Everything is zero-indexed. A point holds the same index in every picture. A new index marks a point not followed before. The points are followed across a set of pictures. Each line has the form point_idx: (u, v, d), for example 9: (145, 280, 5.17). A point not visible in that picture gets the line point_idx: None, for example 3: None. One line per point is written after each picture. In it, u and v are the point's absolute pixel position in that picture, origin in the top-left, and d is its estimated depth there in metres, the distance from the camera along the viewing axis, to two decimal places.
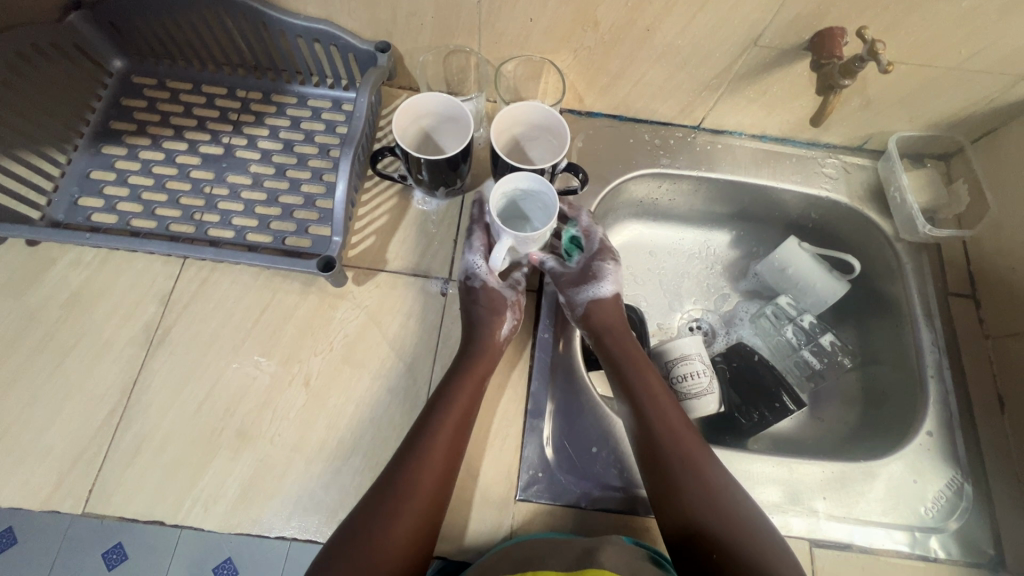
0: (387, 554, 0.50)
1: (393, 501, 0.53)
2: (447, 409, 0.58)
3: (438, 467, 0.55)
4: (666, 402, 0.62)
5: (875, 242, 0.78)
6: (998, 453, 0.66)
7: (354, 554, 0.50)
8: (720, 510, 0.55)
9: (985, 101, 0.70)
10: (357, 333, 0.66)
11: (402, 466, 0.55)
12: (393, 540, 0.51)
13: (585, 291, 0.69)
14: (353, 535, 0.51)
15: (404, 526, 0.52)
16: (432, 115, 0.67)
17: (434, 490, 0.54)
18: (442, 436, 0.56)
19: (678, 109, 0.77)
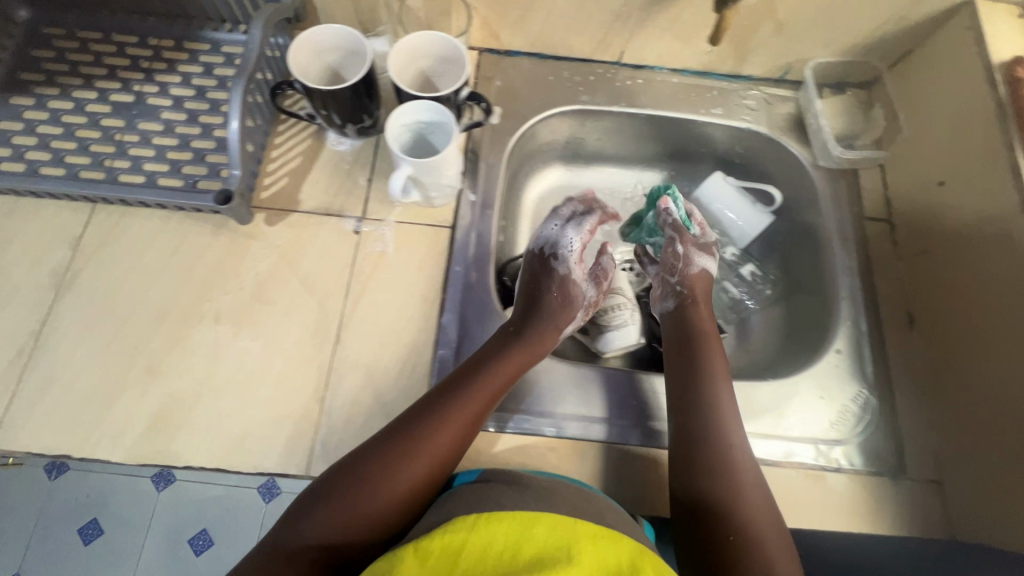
0: (388, 491, 0.50)
1: (412, 442, 0.53)
2: (491, 369, 0.59)
3: (466, 423, 0.55)
4: (725, 388, 0.61)
5: (796, 172, 0.78)
6: (905, 368, 0.67)
7: (365, 482, 0.50)
8: (739, 498, 0.54)
9: (896, 21, 0.69)
10: (268, 271, 0.66)
11: (436, 410, 0.55)
12: (399, 480, 0.51)
13: (699, 259, 0.72)
14: (365, 468, 0.51)
15: (412, 471, 0.52)
16: (331, 48, 0.66)
17: (452, 448, 0.54)
18: (480, 396, 0.57)
19: (595, 43, 0.77)
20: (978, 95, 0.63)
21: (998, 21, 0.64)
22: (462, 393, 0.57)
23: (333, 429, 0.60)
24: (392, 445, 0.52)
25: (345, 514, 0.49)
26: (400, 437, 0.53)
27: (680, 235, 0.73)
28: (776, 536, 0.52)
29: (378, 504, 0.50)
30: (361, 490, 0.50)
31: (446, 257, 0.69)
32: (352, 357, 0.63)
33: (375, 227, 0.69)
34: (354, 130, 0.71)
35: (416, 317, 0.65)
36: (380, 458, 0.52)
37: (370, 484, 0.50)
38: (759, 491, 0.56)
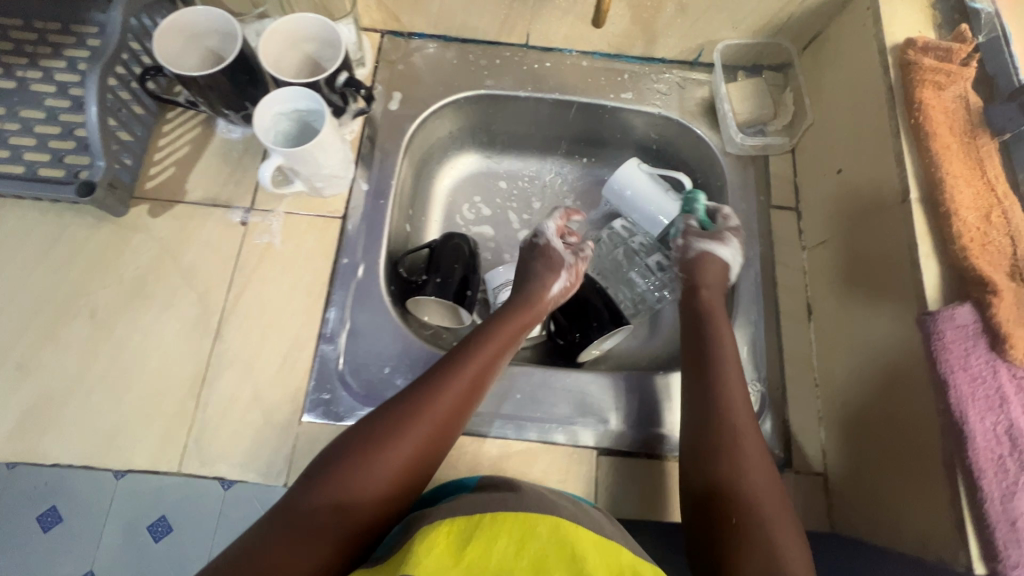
0: (382, 471, 0.48)
1: (404, 424, 0.50)
2: (482, 356, 0.58)
3: (460, 407, 0.54)
4: (735, 382, 0.58)
5: (707, 159, 0.76)
6: (799, 360, 0.66)
7: (369, 441, 0.49)
8: (753, 497, 0.51)
9: (801, 1, 0.67)
10: (149, 265, 0.65)
11: (429, 393, 0.53)
12: (393, 462, 0.49)
13: (703, 245, 0.68)
14: (358, 450, 0.49)
15: (405, 452, 0.50)
16: (206, 31, 0.63)
17: (447, 433, 0.53)
18: (474, 381, 0.56)
19: (497, 24, 0.74)
20: (874, 78, 0.61)
21: (897, 1, 0.61)
22: (455, 376, 0.55)
23: (208, 425, 0.59)
24: (386, 425, 0.51)
25: (350, 465, 0.48)
26: (394, 417, 0.51)
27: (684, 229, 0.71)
28: (791, 533, 0.48)
29: (382, 460, 0.49)
30: (354, 470, 0.47)
31: (336, 250, 0.67)
32: (232, 352, 0.62)
33: (262, 218, 0.67)
34: (237, 117, 0.68)
35: (301, 310, 0.64)
36: (371, 439, 0.50)
37: (363, 466, 0.48)
38: (771, 487, 0.52)
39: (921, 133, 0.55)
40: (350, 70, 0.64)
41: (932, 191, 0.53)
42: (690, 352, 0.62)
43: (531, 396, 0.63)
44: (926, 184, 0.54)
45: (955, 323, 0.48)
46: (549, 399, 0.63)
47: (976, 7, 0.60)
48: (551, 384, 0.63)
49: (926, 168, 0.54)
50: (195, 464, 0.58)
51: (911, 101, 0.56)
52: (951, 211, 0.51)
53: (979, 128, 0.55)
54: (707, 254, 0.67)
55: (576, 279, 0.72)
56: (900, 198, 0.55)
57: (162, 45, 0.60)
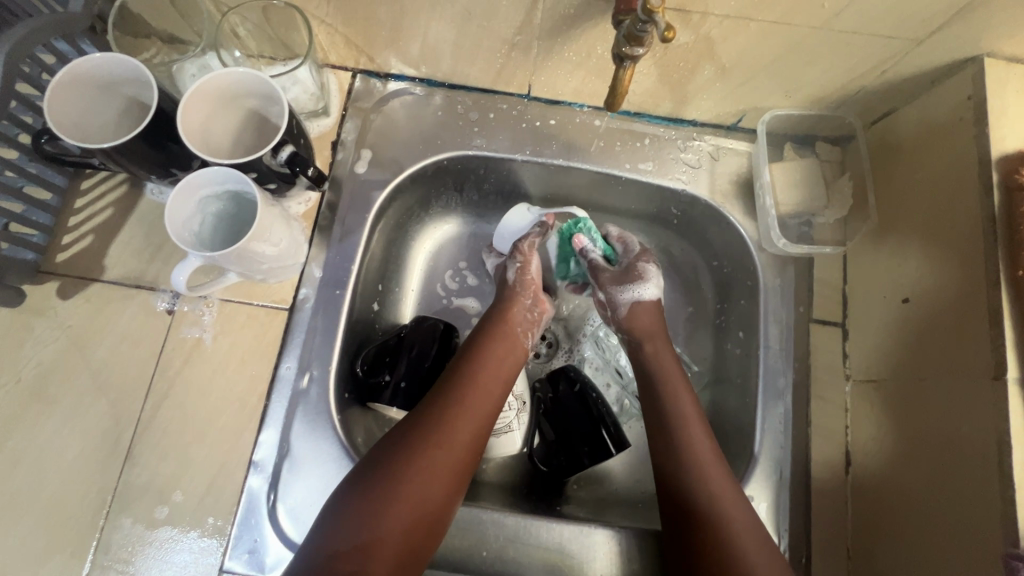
0: (388, 523, 0.45)
1: (409, 455, 0.47)
2: (478, 377, 0.54)
3: (462, 442, 0.50)
4: (689, 408, 0.54)
5: (739, 249, 0.63)
6: (831, 523, 0.54)
7: (369, 488, 0.46)
8: (735, 541, 0.47)
9: (880, 74, 0.52)
10: (53, 360, 0.54)
11: (423, 430, 0.49)
12: (397, 512, 0.45)
13: (626, 290, 0.60)
14: (356, 504, 0.45)
15: (405, 500, 0.46)
16: (117, 82, 0.50)
17: (451, 470, 0.48)
18: (471, 409, 0.51)
19: (492, 73, 0.60)
20: (967, 196, 0.47)
21: (1011, 95, 0.47)
22: (450, 407, 0.51)
23: (111, 568, 0.50)
24: (382, 472, 0.47)
25: (357, 521, 0.44)
26: (390, 462, 0.47)
27: (596, 278, 0.63)
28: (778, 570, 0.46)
29: (390, 505, 0.45)
30: (358, 525, 0.44)
31: (276, 351, 0.56)
32: (145, 476, 0.52)
33: (192, 306, 0.56)
34: (164, 182, 0.55)
35: (231, 427, 0.53)
36: (369, 489, 0.46)
37: (365, 520, 0.44)
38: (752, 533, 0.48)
39: None
40: (298, 141, 0.52)
41: None
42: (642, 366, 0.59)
43: (500, 554, 0.52)
44: None
45: None
46: (522, 559, 0.52)
47: None
48: (525, 540, 0.52)
49: None
50: None
51: (1018, 246, 0.42)
52: None
53: None
54: (637, 300, 0.60)
55: (528, 258, 0.62)
56: (990, 374, 0.42)
57: (56, 103, 0.47)
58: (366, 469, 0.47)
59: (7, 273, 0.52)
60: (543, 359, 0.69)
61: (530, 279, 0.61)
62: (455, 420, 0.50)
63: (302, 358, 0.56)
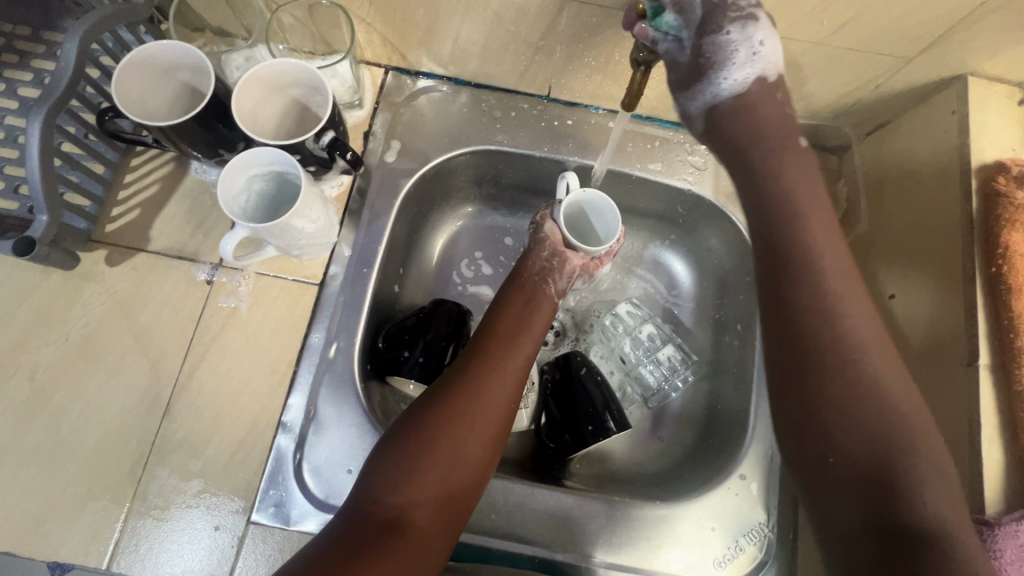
0: (426, 480, 0.48)
1: (444, 421, 0.50)
2: (503, 347, 0.56)
3: (495, 410, 0.52)
4: (858, 332, 0.43)
5: (740, 246, 0.67)
6: None
7: (407, 451, 0.48)
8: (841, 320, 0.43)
9: (873, 88, 0.57)
10: (100, 322, 0.58)
11: (453, 395, 0.52)
12: (433, 470, 0.48)
13: (700, 95, 0.50)
14: (395, 461, 0.48)
15: (443, 462, 0.49)
16: (177, 68, 0.54)
17: (482, 431, 0.51)
18: (499, 375, 0.54)
19: (517, 74, 0.64)
20: (949, 200, 0.51)
21: (990, 111, 0.52)
22: (477, 374, 0.53)
23: (146, 515, 0.53)
24: (416, 433, 0.49)
25: (398, 480, 0.47)
26: (424, 424, 0.50)
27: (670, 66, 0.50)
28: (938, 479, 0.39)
29: (427, 466, 0.48)
30: (398, 481, 0.47)
31: (307, 322, 0.60)
32: (181, 432, 0.56)
33: (230, 277, 0.60)
34: (210, 162, 0.59)
35: (262, 391, 0.57)
36: (406, 448, 0.49)
37: (405, 477, 0.47)
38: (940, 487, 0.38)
39: (1000, 287, 0.46)
40: (338, 128, 0.57)
41: (1005, 361, 0.45)
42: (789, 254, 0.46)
43: (507, 517, 0.56)
44: (999, 351, 0.45)
45: (1018, 542, 0.40)
46: (527, 522, 0.56)
47: None
48: (530, 505, 0.56)
49: (1001, 332, 0.45)
50: (130, 557, 0.53)
51: (994, 245, 0.47)
52: None
53: None
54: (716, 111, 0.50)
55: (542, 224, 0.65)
56: (965, 360, 0.46)
57: (123, 85, 0.52)
58: (401, 431, 0.50)
59: (63, 239, 0.56)
60: (551, 346, 0.73)
61: (543, 236, 0.64)
62: (484, 385, 0.53)
63: (330, 330, 0.60)
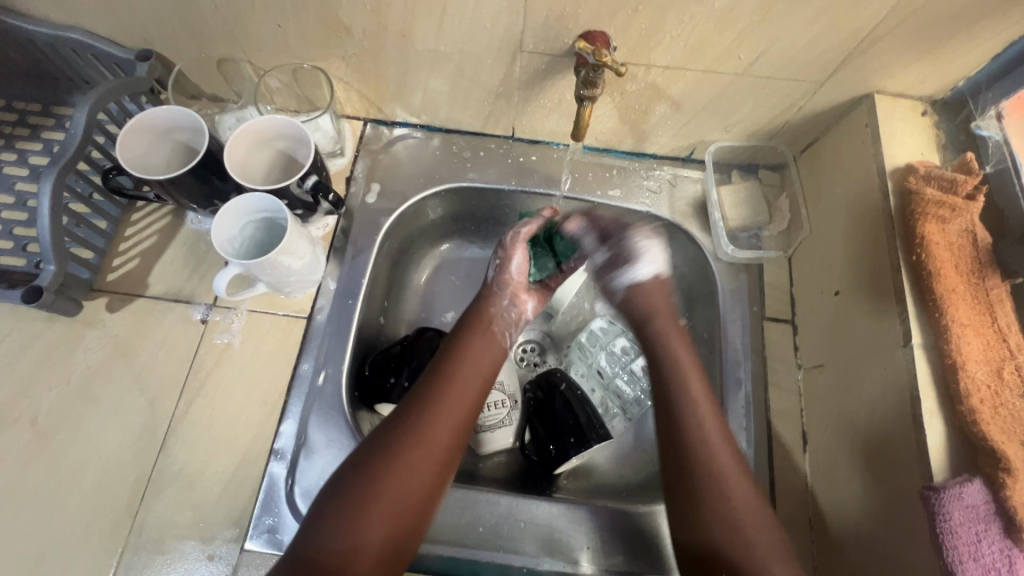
0: (368, 527, 0.46)
1: (392, 462, 0.48)
2: (455, 380, 0.54)
3: (445, 449, 0.51)
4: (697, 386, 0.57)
5: (698, 259, 0.72)
6: (790, 495, 0.60)
7: (350, 496, 0.47)
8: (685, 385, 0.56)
9: (796, 110, 0.64)
10: (100, 365, 0.61)
11: (403, 435, 0.50)
12: (380, 514, 0.47)
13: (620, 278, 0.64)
14: (341, 507, 0.47)
15: (388, 506, 0.47)
16: (173, 130, 0.61)
17: (430, 474, 0.49)
18: (448, 411, 0.52)
19: (482, 118, 0.71)
20: (872, 202, 0.57)
21: (897, 121, 0.58)
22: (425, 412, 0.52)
23: (141, 549, 0.55)
24: (365, 476, 0.48)
25: (341, 523, 0.46)
26: (374, 464, 0.48)
27: None
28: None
29: (371, 512, 0.46)
30: (342, 526, 0.46)
31: (297, 354, 0.63)
32: (176, 466, 0.58)
33: (223, 315, 0.64)
34: (205, 212, 0.65)
35: (255, 421, 0.60)
36: (348, 498, 0.47)
37: (348, 525, 0.46)
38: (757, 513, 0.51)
39: (922, 273, 0.50)
40: (321, 173, 0.63)
41: (937, 339, 0.49)
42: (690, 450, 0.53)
43: (495, 529, 0.57)
44: (929, 330, 0.49)
45: (964, 504, 0.42)
46: (515, 534, 0.57)
47: (982, 133, 0.56)
48: (518, 517, 0.58)
49: (929, 312, 0.49)
50: None
51: (912, 237, 0.52)
52: (957, 365, 0.46)
53: (989, 267, 0.50)
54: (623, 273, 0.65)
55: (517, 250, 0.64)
56: (901, 342, 0.50)
57: (125, 144, 0.57)
58: (349, 473, 0.49)
59: (68, 288, 0.61)
60: (533, 369, 0.77)
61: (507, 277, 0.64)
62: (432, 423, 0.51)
63: (317, 358, 0.63)
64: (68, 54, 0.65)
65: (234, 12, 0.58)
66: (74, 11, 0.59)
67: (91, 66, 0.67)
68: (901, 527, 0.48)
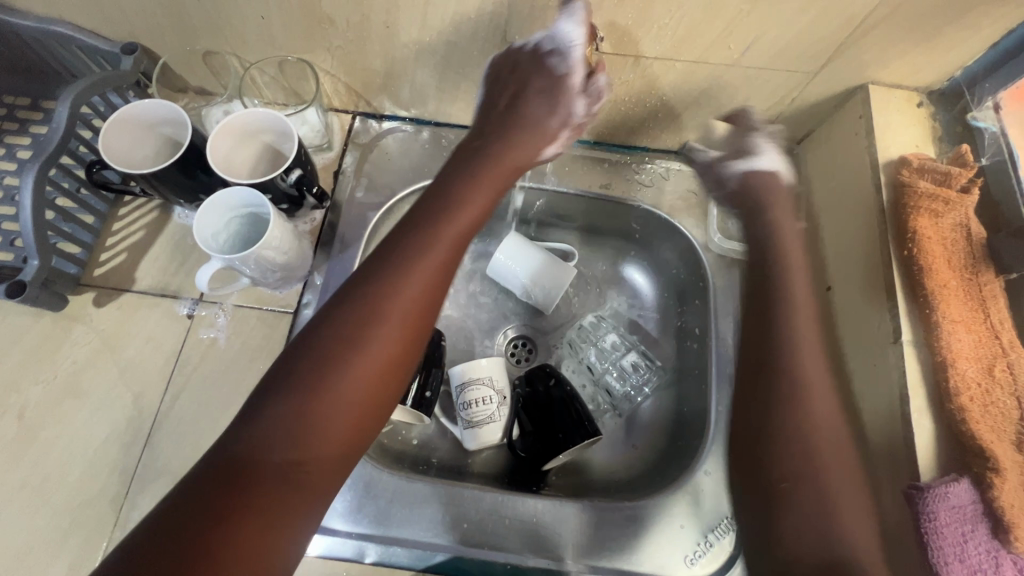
0: (329, 418, 0.41)
1: (354, 343, 0.43)
2: (410, 263, 0.47)
3: (411, 321, 0.46)
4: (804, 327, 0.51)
5: (690, 253, 0.71)
6: None
7: (298, 384, 0.41)
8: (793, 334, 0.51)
9: (790, 101, 0.62)
10: (87, 359, 0.61)
11: (359, 312, 0.44)
12: (340, 399, 0.42)
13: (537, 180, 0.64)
14: (292, 400, 0.41)
15: (351, 393, 0.42)
16: (158, 124, 0.61)
17: (396, 355, 0.45)
18: (406, 294, 0.46)
19: (471, 111, 0.71)
20: (865, 195, 0.56)
21: (891, 113, 0.57)
22: (375, 292, 0.45)
23: None
24: (316, 362, 0.42)
25: (292, 417, 0.40)
26: (332, 346, 0.43)
27: None
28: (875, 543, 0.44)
29: (325, 397, 0.41)
30: (295, 422, 0.40)
31: (283, 349, 0.63)
32: (162, 460, 0.58)
33: (209, 310, 0.64)
34: (191, 206, 0.65)
35: None
36: (301, 386, 0.41)
37: (303, 421, 0.40)
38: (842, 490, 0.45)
39: (913, 268, 0.49)
40: (307, 166, 0.62)
41: (928, 335, 0.47)
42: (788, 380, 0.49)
43: (479, 524, 0.57)
44: (920, 327, 0.48)
45: (950, 504, 0.42)
46: (499, 530, 0.57)
47: (979, 124, 0.55)
48: (502, 512, 0.58)
49: (920, 308, 0.48)
50: None
51: (905, 230, 0.50)
52: (947, 362, 0.45)
53: (983, 262, 0.49)
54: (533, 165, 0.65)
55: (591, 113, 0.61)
56: (892, 338, 0.49)
57: (109, 137, 0.57)
58: (294, 360, 0.43)
59: (54, 282, 0.61)
60: (523, 365, 0.76)
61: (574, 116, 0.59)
62: (387, 313, 0.45)
63: (303, 353, 0.63)
64: (53, 47, 0.64)
65: (215, 4, 0.57)
66: (57, 3, 0.59)
67: (76, 58, 0.66)
68: None
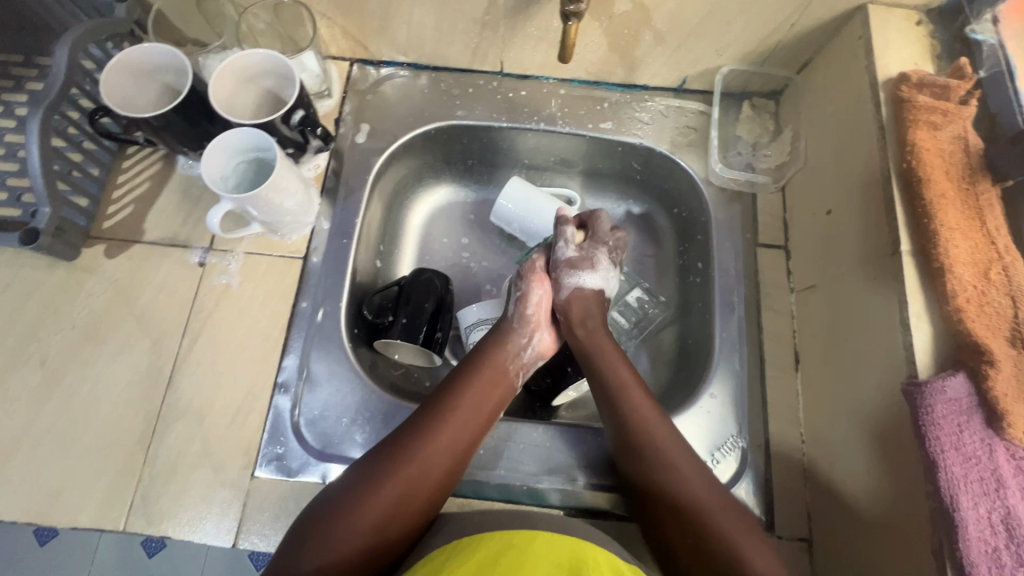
0: (353, 529, 0.47)
1: (389, 472, 0.50)
2: (457, 397, 0.55)
3: (437, 469, 0.51)
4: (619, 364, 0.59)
5: (690, 189, 0.72)
6: (779, 410, 0.62)
7: (339, 506, 0.48)
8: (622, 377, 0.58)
9: (788, 27, 0.62)
10: (103, 309, 0.62)
11: (390, 466, 0.50)
12: (372, 507, 0.48)
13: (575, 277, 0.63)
14: (327, 514, 0.47)
15: (382, 505, 0.48)
16: (157, 70, 0.60)
17: (425, 480, 0.51)
18: (444, 429, 0.53)
19: (470, 53, 0.70)
20: (865, 116, 0.56)
21: (891, 33, 0.57)
22: (413, 449, 0.51)
23: (155, 481, 0.57)
24: (354, 489, 0.49)
25: (325, 529, 0.47)
26: (375, 473, 0.50)
27: None
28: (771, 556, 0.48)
29: (349, 531, 0.47)
30: (322, 533, 0.46)
31: (295, 293, 0.64)
32: (184, 401, 0.60)
33: (220, 258, 0.65)
34: (195, 155, 0.65)
35: (257, 358, 0.62)
36: (338, 504, 0.48)
37: (333, 528, 0.47)
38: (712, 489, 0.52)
39: (913, 180, 0.50)
40: (309, 108, 0.63)
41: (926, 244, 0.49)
42: (651, 450, 0.53)
43: (496, 451, 0.59)
44: (918, 237, 0.49)
45: (947, 398, 0.44)
46: (515, 455, 0.59)
47: (977, 38, 0.56)
48: (517, 439, 0.60)
49: (917, 218, 0.49)
50: (141, 520, 0.56)
51: (905, 145, 0.51)
52: (945, 268, 0.47)
53: (980, 172, 0.50)
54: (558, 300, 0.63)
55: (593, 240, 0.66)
56: (891, 251, 0.51)
57: (110, 84, 0.57)
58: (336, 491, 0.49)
59: (65, 233, 0.61)
60: None
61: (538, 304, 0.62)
62: (421, 448, 0.51)
63: (315, 296, 0.64)
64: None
65: None
66: None
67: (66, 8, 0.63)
68: (888, 426, 0.49)
